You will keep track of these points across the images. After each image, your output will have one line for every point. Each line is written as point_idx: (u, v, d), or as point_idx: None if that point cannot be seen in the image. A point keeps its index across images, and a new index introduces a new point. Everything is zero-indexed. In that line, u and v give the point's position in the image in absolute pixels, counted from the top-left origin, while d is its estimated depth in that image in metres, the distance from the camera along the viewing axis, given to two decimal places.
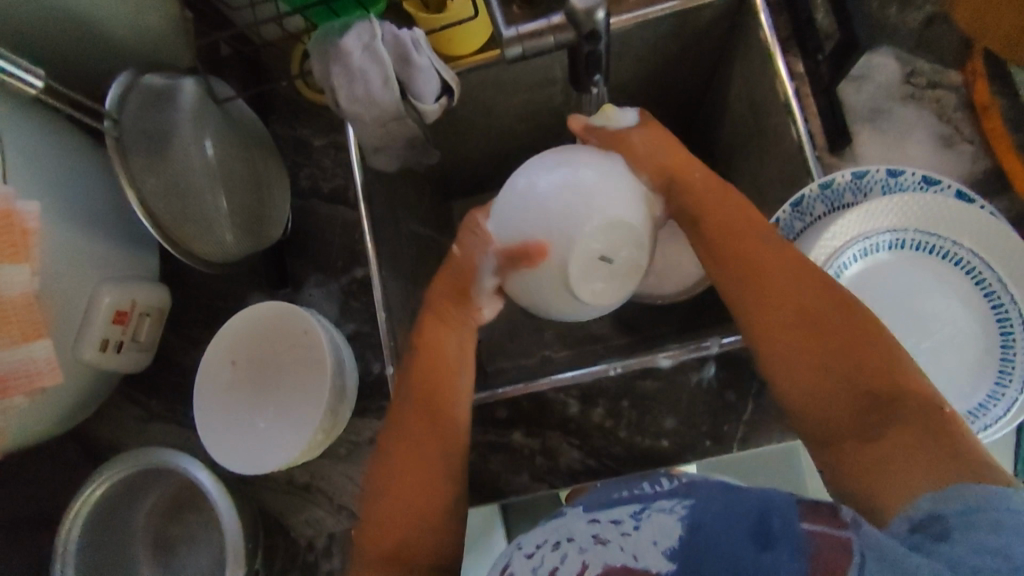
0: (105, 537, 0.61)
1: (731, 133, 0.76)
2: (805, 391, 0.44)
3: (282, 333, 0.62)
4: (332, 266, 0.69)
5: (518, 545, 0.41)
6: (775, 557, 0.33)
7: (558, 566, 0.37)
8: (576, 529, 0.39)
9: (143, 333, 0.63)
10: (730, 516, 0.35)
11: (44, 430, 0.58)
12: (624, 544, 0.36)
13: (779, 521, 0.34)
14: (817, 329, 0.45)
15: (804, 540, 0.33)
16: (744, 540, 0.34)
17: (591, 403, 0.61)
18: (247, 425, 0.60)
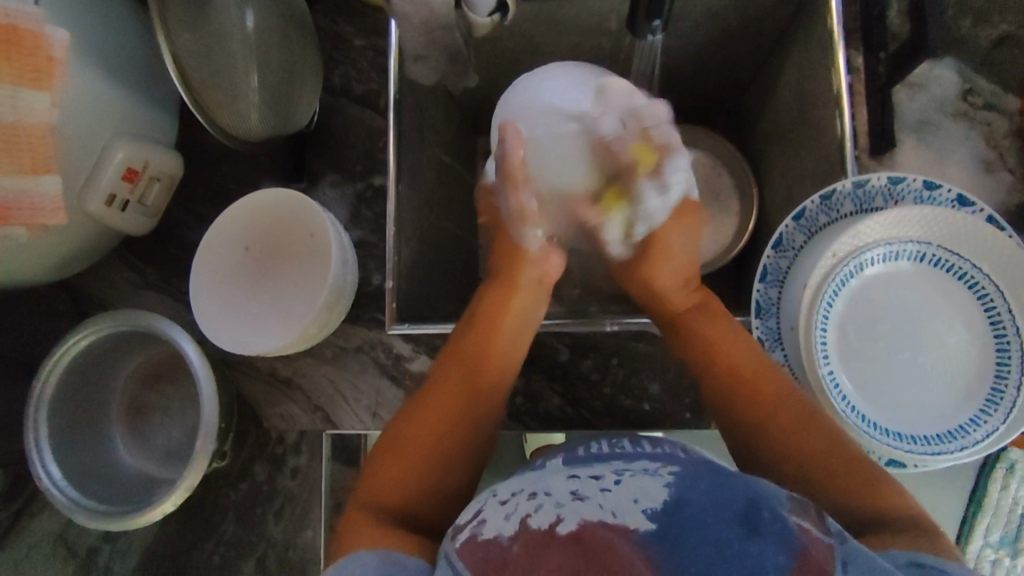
0: (82, 390, 0.62)
1: (772, 119, 0.75)
2: (777, 450, 0.49)
3: (292, 226, 0.61)
4: (350, 169, 0.68)
5: (493, 491, 0.46)
6: (760, 544, 0.37)
7: (532, 514, 0.41)
8: (555, 486, 0.44)
9: (151, 197, 0.63)
10: (717, 501, 0.40)
11: (40, 267, 0.58)
12: (602, 502, 0.40)
13: (769, 513, 0.39)
14: (787, 425, 0.49)
15: (791, 533, 0.37)
16: (733, 524, 0.38)
17: (581, 353, 0.61)
18: (240, 306, 0.60)
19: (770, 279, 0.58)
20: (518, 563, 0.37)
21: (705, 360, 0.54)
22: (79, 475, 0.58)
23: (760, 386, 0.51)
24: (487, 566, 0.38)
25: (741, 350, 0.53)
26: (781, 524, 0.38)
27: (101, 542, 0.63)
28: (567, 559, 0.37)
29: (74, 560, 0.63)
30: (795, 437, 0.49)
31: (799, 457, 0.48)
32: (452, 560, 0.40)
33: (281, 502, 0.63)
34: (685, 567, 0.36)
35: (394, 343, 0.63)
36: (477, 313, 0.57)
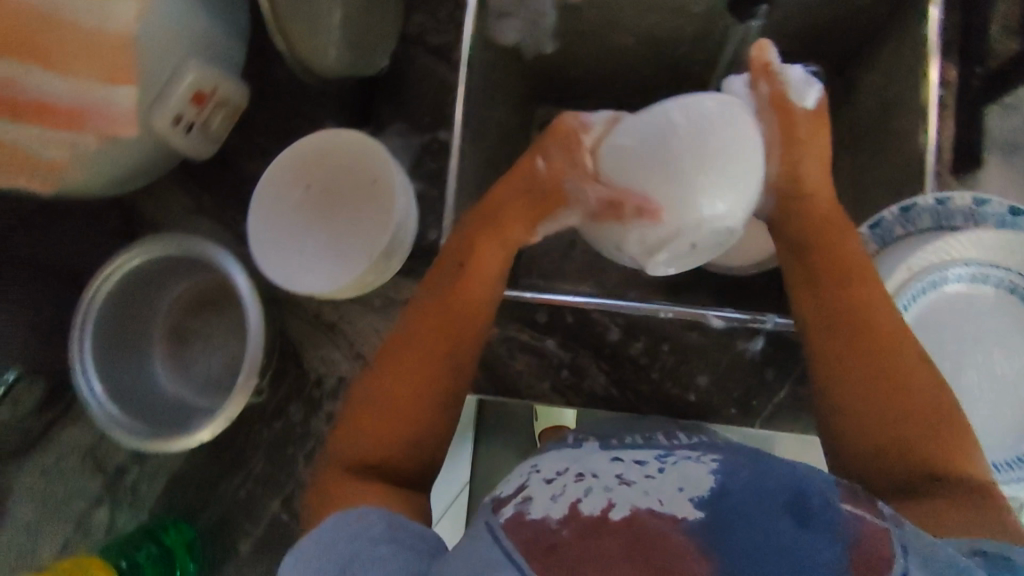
0: (127, 310, 0.61)
1: (848, 123, 0.73)
2: (852, 404, 0.46)
3: (355, 168, 0.60)
4: (417, 120, 0.66)
5: (536, 469, 0.45)
6: (813, 535, 0.35)
7: (581, 499, 0.39)
8: (598, 471, 0.43)
9: (214, 122, 0.62)
10: (764, 489, 0.38)
11: (101, 181, 0.58)
12: (647, 490, 0.40)
13: (820, 500, 0.37)
14: (893, 377, 0.45)
15: (843, 522, 0.36)
16: (783, 513, 0.36)
17: (633, 336, 0.61)
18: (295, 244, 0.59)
19: None
20: (568, 550, 0.35)
21: (827, 268, 0.49)
22: (118, 394, 0.58)
23: (867, 318, 0.47)
24: (535, 550, 0.36)
25: (859, 280, 0.49)
26: (831, 511, 0.36)
27: (130, 463, 0.63)
28: (616, 543, 0.36)
29: (101, 477, 0.63)
30: (882, 364, 0.46)
31: (879, 410, 0.45)
32: (498, 537, 0.37)
33: (313, 445, 0.63)
34: (738, 553, 0.34)
35: None
36: (471, 245, 0.51)
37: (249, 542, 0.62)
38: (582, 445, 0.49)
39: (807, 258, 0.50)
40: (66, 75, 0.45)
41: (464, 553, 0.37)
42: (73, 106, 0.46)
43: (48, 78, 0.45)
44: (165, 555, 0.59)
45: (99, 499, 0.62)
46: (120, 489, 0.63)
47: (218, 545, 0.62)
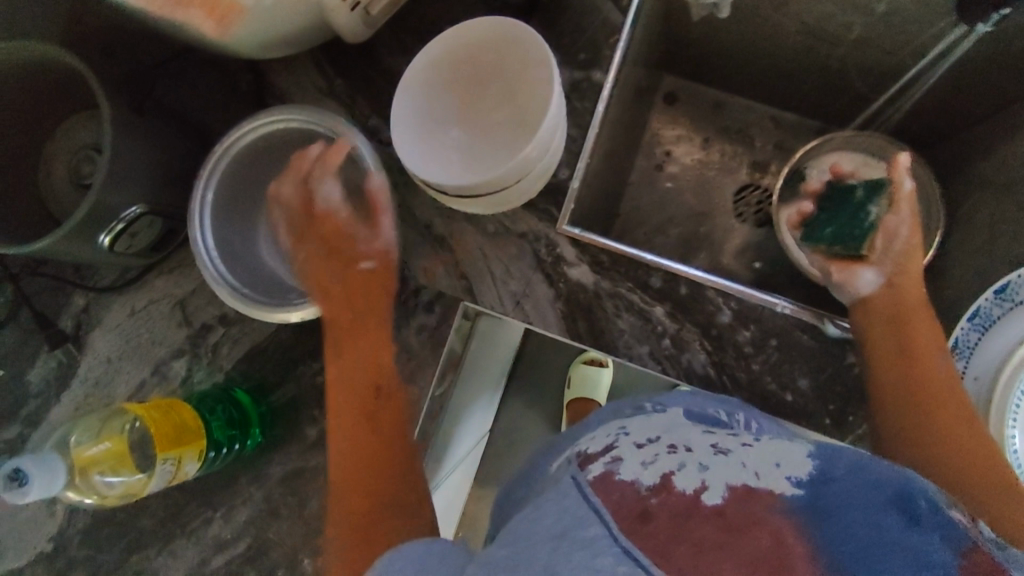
0: (247, 173, 0.61)
1: (998, 163, 0.70)
2: (923, 444, 0.48)
3: (516, 57, 0.54)
4: (572, 54, 0.64)
5: (625, 428, 0.40)
6: (924, 536, 0.30)
7: (674, 470, 0.34)
8: (691, 438, 0.38)
9: (376, 9, 0.60)
10: (872, 480, 0.33)
11: (258, 39, 0.57)
12: (744, 464, 0.35)
13: (930, 503, 0.32)
14: (955, 434, 0.48)
15: (954, 527, 0.31)
16: (889, 508, 0.32)
17: (742, 323, 0.59)
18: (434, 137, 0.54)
19: (978, 321, 0.54)
20: (660, 522, 0.31)
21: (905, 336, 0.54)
22: (226, 250, 0.58)
23: (935, 389, 0.51)
24: (624, 513, 0.32)
25: (930, 354, 0.52)
26: (944, 518, 0.32)
27: (216, 323, 0.63)
28: (711, 531, 0.31)
29: (186, 329, 0.64)
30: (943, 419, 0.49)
31: (955, 460, 0.46)
32: (584, 492, 0.34)
33: (397, 351, 0.62)
34: (841, 543, 0.30)
35: (560, 243, 0.61)
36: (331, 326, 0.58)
37: (315, 429, 0.61)
38: (665, 408, 0.45)
39: (885, 325, 0.55)
40: None
41: (549, 511, 0.34)
42: None
43: None
44: (241, 416, 0.59)
45: (181, 351, 0.63)
46: (200, 346, 0.63)
47: (283, 424, 0.62)
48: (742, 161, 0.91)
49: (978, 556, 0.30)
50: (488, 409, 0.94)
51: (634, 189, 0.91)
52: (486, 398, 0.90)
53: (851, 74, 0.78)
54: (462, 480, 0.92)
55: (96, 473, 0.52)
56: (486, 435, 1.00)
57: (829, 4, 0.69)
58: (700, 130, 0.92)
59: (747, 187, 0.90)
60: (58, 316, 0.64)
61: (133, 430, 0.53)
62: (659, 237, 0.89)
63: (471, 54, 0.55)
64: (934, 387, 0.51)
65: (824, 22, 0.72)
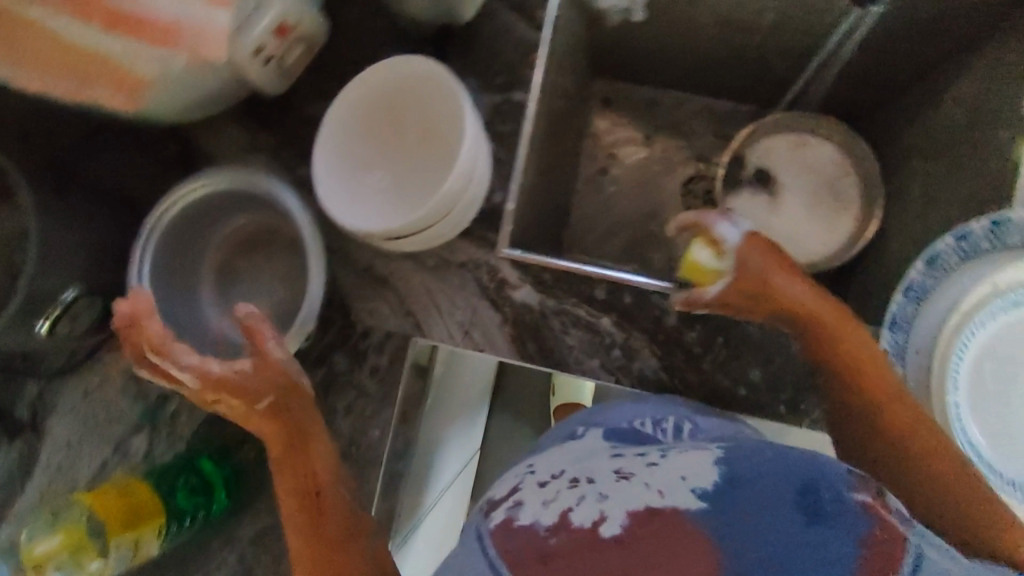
0: (183, 244, 0.61)
1: (927, 129, 0.71)
2: (864, 430, 0.49)
3: (430, 98, 0.54)
4: (490, 79, 0.64)
5: (531, 469, 0.46)
6: (818, 530, 0.35)
7: (573, 506, 0.39)
8: (598, 469, 0.44)
9: (290, 60, 0.59)
10: (774, 483, 0.38)
11: (174, 104, 0.56)
12: (649, 484, 0.40)
13: (828, 493, 0.37)
14: (890, 418, 0.48)
15: (851, 510, 0.36)
16: (790, 506, 0.37)
17: (688, 323, 0.59)
18: (361, 180, 0.55)
19: (913, 293, 0.54)
20: (559, 559, 0.36)
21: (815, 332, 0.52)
22: (170, 321, 0.59)
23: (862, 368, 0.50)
24: (525, 555, 0.36)
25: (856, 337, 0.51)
26: (841, 506, 0.36)
27: (172, 393, 0.64)
28: (614, 560, 0.35)
29: (144, 401, 0.64)
30: (881, 405, 0.48)
31: (903, 446, 0.47)
32: (486, 544, 0.38)
33: (354, 395, 0.63)
34: (749, 547, 0.35)
35: (501, 267, 0.61)
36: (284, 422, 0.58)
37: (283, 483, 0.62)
38: (586, 433, 0.51)
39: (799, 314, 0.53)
40: None
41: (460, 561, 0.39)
42: (172, 23, 0.43)
43: None
44: (206, 487, 0.59)
45: (141, 424, 0.64)
46: (159, 417, 0.64)
47: (251, 483, 0.62)
48: (685, 154, 0.91)
49: (871, 535, 0.35)
50: (469, 432, 0.94)
51: (581, 196, 0.91)
52: (465, 422, 0.90)
53: (775, 58, 0.79)
54: (453, 506, 0.92)
55: (52, 567, 0.52)
56: (473, 457, 1.00)
57: None
58: (640, 129, 0.92)
59: (692, 178, 0.90)
60: None
61: (91, 520, 0.53)
62: (612, 241, 0.90)
63: (389, 91, 0.54)
64: (871, 368, 0.50)
65: (739, 11, 0.72)
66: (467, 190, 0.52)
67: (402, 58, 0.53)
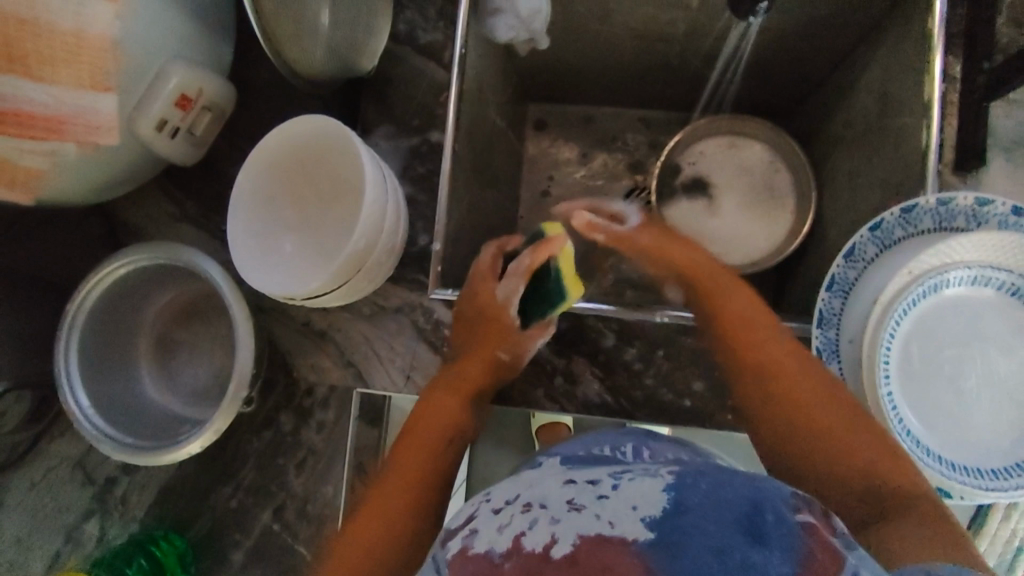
0: (111, 323, 0.60)
1: (845, 121, 0.72)
2: (799, 443, 0.46)
3: (337, 163, 0.56)
4: (407, 122, 0.64)
5: (487, 496, 0.41)
6: (763, 554, 0.31)
7: (525, 531, 0.35)
8: (551, 493, 0.38)
9: (199, 128, 0.60)
10: (723, 507, 0.33)
11: (83, 190, 0.57)
12: (598, 512, 0.35)
13: (774, 516, 0.33)
14: (825, 427, 0.46)
15: (796, 535, 0.32)
16: (735, 530, 0.32)
17: (627, 342, 0.60)
18: (279, 246, 0.56)
19: (837, 288, 0.55)
20: None
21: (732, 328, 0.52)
22: (106, 404, 0.58)
23: (781, 373, 0.49)
24: None
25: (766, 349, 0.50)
26: (786, 530, 0.32)
27: (119, 473, 0.63)
28: None
29: (91, 486, 0.63)
30: (809, 407, 0.47)
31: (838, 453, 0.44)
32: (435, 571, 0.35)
33: (304, 454, 0.62)
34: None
35: (435, 307, 0.61)
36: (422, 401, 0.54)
37: (241, 551, 0.62)
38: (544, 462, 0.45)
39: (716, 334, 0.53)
40: (47, 83, 0.43)
41: None
42: (54, 114, 0.44)
43: (31, 89, 0.43)
44: (156, 566, 0.60)
45: (91, 510, 0.63)
46: (109, 499, 0.63)
47: (209, 555, 0.62)
48: (624, 166, 0.90)
49: (814, 557, 0.31)
50: None
51: (526, 220, 0.90)
52: None
53: (697, 65, 0.79)
54: None
55: None
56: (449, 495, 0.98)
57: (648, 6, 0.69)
58: (576, 146, 0.92)
59: (633, 190, 0.89)
60: None
61: None
62: None
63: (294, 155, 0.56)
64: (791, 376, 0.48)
65: (652, 24, 0.72)
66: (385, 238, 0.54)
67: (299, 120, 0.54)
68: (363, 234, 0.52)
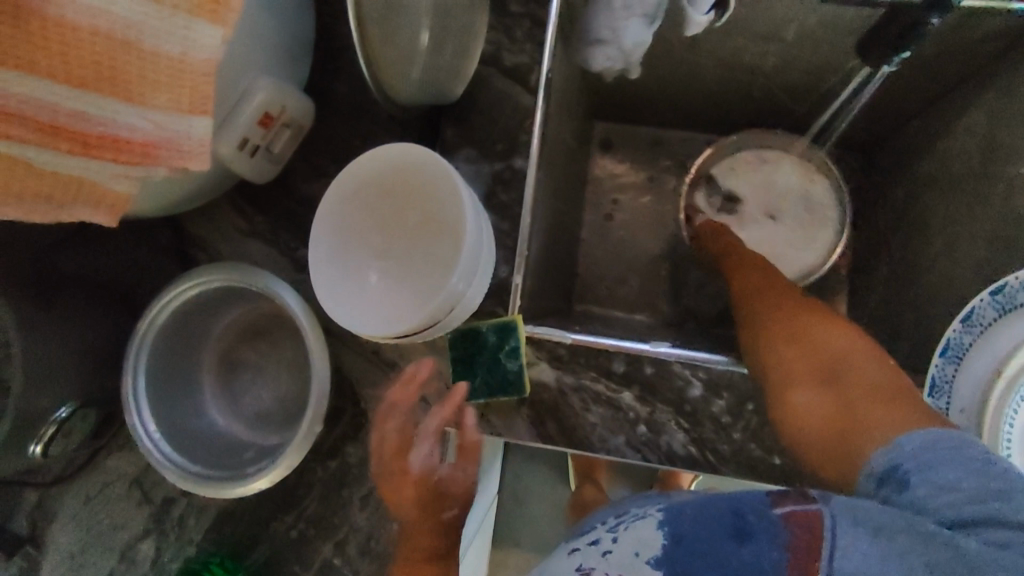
0: (178, 340, 0.58)
1: (935, 164, 0.67)
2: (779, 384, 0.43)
3: (423, 198, 0.53)
4: (490, 146, 0.61)
5: None
6: (752, 550, 0.33)
7: None
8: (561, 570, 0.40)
9: (277, 145, 0.58)
10: (706, 521, 0.36)
11: (159, 206, 0.54)
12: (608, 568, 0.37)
13: (754, 515, 0.35)
14: (811, 368, 0.41)
15: (780, 528, 0.33)
16: (724, 539, 0.34)
17: (715, 393, 0.57)
18: (360, 276, 0.53)
19: (951, 353, 0.52)
20: None
21: (762, 317, 0.48)
22: (172, 429, 0.56)
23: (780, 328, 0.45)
24: None
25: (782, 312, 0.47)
26: (770, 526, 0.33)
27: (178, 495, 0.61)
28: None
29: (148, 506, 0.61)
30: (796, 344, 0.43)
31: (805, 387, 0.41)
32: None
33: (369, 487, 0.60)
34: None
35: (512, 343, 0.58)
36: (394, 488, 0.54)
37: None
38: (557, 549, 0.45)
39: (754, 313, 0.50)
40: (147, 108, 0.41)
41: None
42: (149, 140, 0.42)
43: (130, 113, 0.40)
44: None
45: (146, 531, 0.61)
46: (167, 520, 0.61)
47: None
48: None
49: (803, 543, 0.32)
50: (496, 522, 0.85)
51: (590, 244, 0.87)
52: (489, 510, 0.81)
53: (778, 94, 0.75)
54: None
55: None
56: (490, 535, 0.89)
57: (736, 37, 0.66)
58: (643, 169, 0.88)
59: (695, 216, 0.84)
60: (9, 519, 0.60)
61: None
62: (624, 289, 0.85)
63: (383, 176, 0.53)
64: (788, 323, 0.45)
65: (738, 55, 0.69)
66: (476, 279, 0.51)
67: (400, 146, 0.51)
68: (465, 274, 0.50)
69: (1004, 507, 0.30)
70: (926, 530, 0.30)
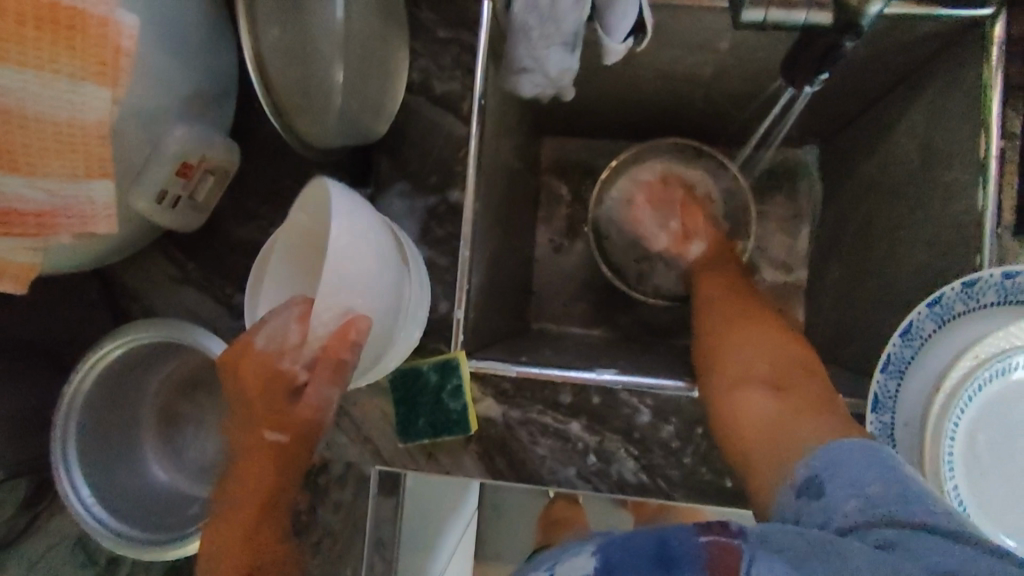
0: (114, 398, 0.56)
1: (880, 169, 0.67)
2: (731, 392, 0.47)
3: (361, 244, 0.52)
4: (423, 178, 0.59)
5: None
6: None
7: None
8: None
9: (201, 193, 0.56)
10: (630, 550, 0.31)
11: (77, 262, 0.52)
12: None
13: (682, 547, 0.31)
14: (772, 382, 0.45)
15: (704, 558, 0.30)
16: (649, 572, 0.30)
17: (663, 418, 0.56)
18: None
19: (892, 368, 0.51)
20: None
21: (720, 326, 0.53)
22: (108, 491, 0.54)
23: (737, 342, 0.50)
24: None
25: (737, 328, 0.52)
26: (696, 555, 0.30)
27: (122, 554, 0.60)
28: None
29: (94, 567, 0.60)
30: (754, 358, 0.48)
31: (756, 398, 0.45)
32: None
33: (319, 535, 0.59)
34: None
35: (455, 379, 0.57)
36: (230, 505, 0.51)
37: None
38: None
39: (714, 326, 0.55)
40: (37, 175, 0.39)
41: None
42: (46, 209, 0.40)
43: (21, 185, 0.38)
44: None
45: None
46: None
47: None
48: None
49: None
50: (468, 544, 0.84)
51: (544, 259, 0.86)
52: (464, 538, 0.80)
53: (720, 101, 0.74)
54: None
55: None
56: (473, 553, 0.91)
57: (671, 50, 0.65)
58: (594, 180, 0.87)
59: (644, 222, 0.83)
60: None
61: None
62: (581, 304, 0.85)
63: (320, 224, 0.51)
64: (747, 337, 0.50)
65: (676, 67, 0.68)
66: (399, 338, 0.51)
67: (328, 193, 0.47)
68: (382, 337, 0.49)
69: (900, 509, 0.31)
70: (822, 538, 0.31)
